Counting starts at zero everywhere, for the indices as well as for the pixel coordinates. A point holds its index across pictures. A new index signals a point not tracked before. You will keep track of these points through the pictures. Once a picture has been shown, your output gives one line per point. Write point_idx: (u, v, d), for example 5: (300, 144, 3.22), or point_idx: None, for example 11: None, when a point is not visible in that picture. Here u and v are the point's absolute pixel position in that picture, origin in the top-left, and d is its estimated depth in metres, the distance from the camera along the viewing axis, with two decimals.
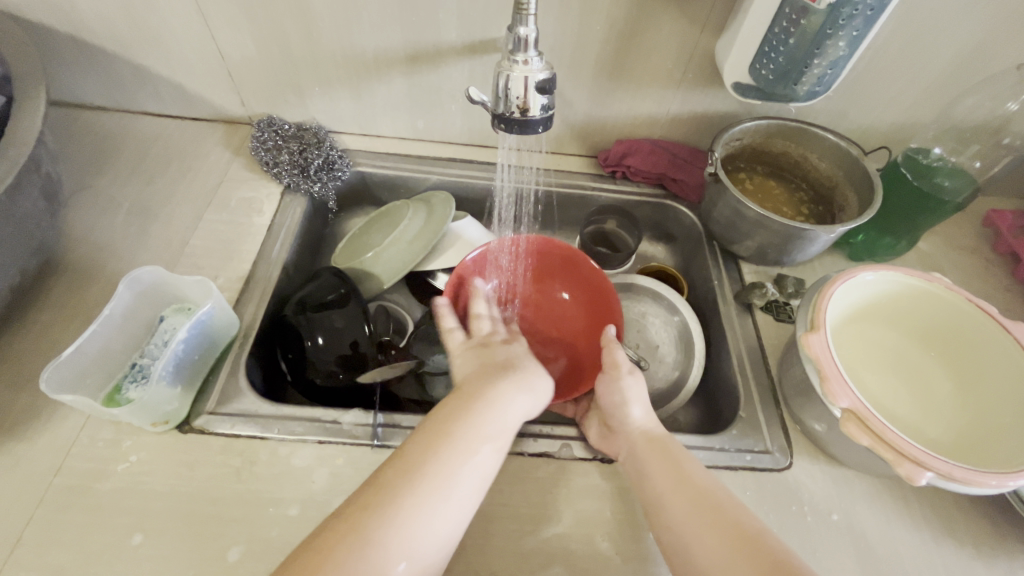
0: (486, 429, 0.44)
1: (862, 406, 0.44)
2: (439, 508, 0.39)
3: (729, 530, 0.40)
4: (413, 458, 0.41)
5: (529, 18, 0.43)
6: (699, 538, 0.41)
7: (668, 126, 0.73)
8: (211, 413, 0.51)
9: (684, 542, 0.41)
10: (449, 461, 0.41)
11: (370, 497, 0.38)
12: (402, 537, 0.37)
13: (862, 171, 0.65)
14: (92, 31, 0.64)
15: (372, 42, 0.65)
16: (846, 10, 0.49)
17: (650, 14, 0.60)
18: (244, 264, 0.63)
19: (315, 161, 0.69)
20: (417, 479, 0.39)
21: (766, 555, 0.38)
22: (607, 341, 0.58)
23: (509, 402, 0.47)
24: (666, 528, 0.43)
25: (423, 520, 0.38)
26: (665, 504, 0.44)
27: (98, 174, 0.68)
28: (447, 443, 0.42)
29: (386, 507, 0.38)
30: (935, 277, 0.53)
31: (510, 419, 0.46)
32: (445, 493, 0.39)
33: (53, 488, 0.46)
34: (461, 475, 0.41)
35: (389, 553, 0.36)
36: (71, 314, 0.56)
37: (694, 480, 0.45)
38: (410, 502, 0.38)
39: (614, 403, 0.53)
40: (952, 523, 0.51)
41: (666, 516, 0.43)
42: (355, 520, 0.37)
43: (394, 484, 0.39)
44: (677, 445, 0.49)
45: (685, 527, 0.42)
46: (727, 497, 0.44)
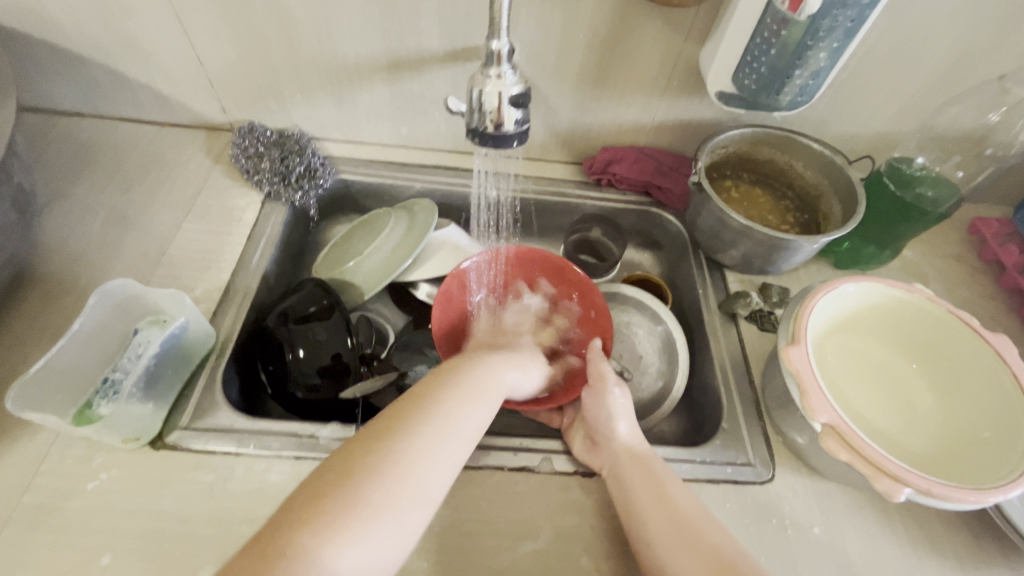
0: (483, 385, 0.47)
1: (842, 420, 0.44)
2: (446, 445, 0.40)
3: (706, 553, 0.40)
4: (420, 401, 0.43)
5: (502, 32, 0.42)
6: (678, 560, 0.40)
7: (653, 133, 0.73)
8: (185, 428, 0.50)
9: (662, 565, 0.41)
10: (450, 405, 0.43)
11: (384, 432, 0.39)
12: (414, 467, 0.38)
13: (847, 180, 0.64)
14: (68, 36, 0.63)
15: (353, 49, 0.64)
16: (826, 22, 0.48)
17: (633, 23, 0.60)
18: (222, 274, 0.62)
19: (296, 169, 0.69)
20: (426, 418, 0.41)
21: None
22: (595, 356, 0.58)
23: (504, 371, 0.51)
24: (648, 548, 0.42)
25: (435, 453, 0.39)
26: (645, 523, 0.43)
27: (75, 182, 0.67)
28: (451, 392, 0.44)
29: (400, 439, 0.39)
30: (916, 288, 0.53)
31: (505, 382, 0.50)
32: (452, 435, 0.41)
33: (20, 507, 0.45)
34: (465, 419, 0.43)
35: (404, 473, 0.37)
36: (43, 326, 0.55)
37: (673, 498, 0.45)
38: (423, 438, 0.39)
39: (598, 414, 0.53)
40: (934, 537, 0.50)
41: (647, 536, 0.43)
42: (370, 450, 0.38)
43: (403, 423, 0.40)
44: (658, 461, 0.49)
45: (666, 550, 0.41)
46: (705, 518, 0.43)
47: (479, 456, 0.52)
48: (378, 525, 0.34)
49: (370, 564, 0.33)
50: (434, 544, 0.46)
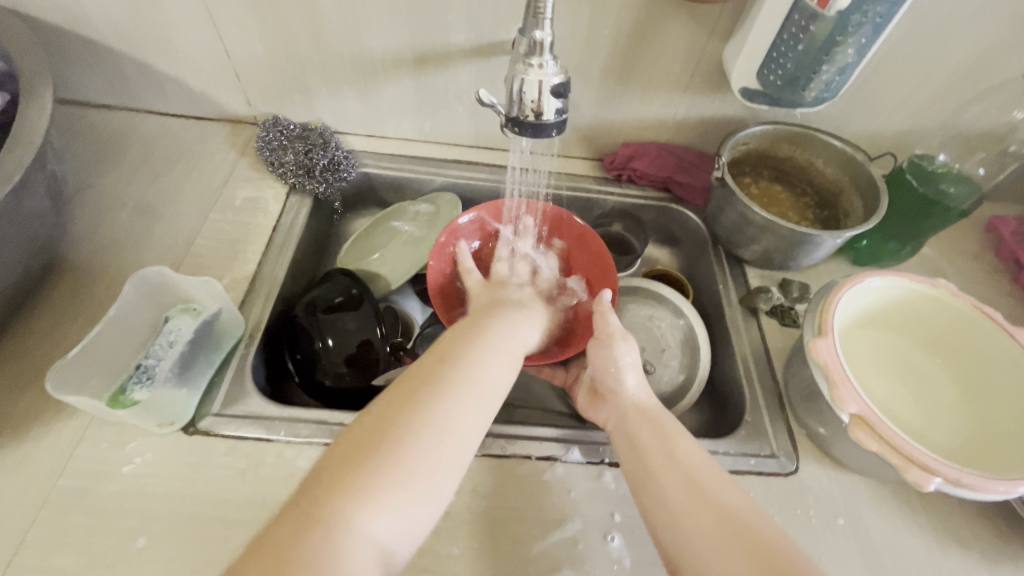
0: (504, 346, 0.47)
1: (870, 411, 0.44)
2: (472, 408, 0.40)
3: (719, 511, 0.38)
4: (439, 364, 0.42)
5: (545, 22, 0.43)
6: (687, 516, 0.39)
7: (674, 130, 0.73)
8: (216, 415, 0.51)
9: (673, 518, 0.39)
10: (475, 367, 0.43)
11: (405, 396, 0.39)
12: (442, 430, 0.38)
13: (868, 177, 0.65)
14: (99, 29, 0.64)
15: (380, 44, 0.65)
16: (855, 17, 0.49)
17: (659, 19, 0.60)
18: (249, 264, 0.62)
19: (320, 162, 0.69)
20: (445, 381, 0.41)
21: (752, 540, 0.36)
22: (598, 307, 0.55)
23: (521, 330, 0.51)
24: (656, 504, 0.41)
25: (463, 416, 0.39)
26: (654, 478, 0.42)
27: (104, 172, 0.68)
28: (470, 354, 0.44)
29: (423, 404, 0.39)
30: (940, 283, 0.54)
31: (524, 338, 0.51)
32: (476, 397, 0.41)
33: (56, 490, 0.46)
34: (488, 381, 0.42)
35: (429, 437, 0.37)
36: (75, 313, 0.56)
37: (681, 458, 0.43)
38: (445, 402, 0.39)
39: (606, 370, 0.52)
40: (958, 530, 0.51)
41: (659, 489, 0.42)
42: (393, 415, 0.38)
43: (429, 385, 0.40)
44: (665, 415, 0.48)
45: (675, 502, 0.40)
46: (720, 481, 0.41)
47: (507, 445, 0.52)
48: (410, 491, 0.35)
49: (400, 527, 0.34)
50: (465, 530, 0.47)
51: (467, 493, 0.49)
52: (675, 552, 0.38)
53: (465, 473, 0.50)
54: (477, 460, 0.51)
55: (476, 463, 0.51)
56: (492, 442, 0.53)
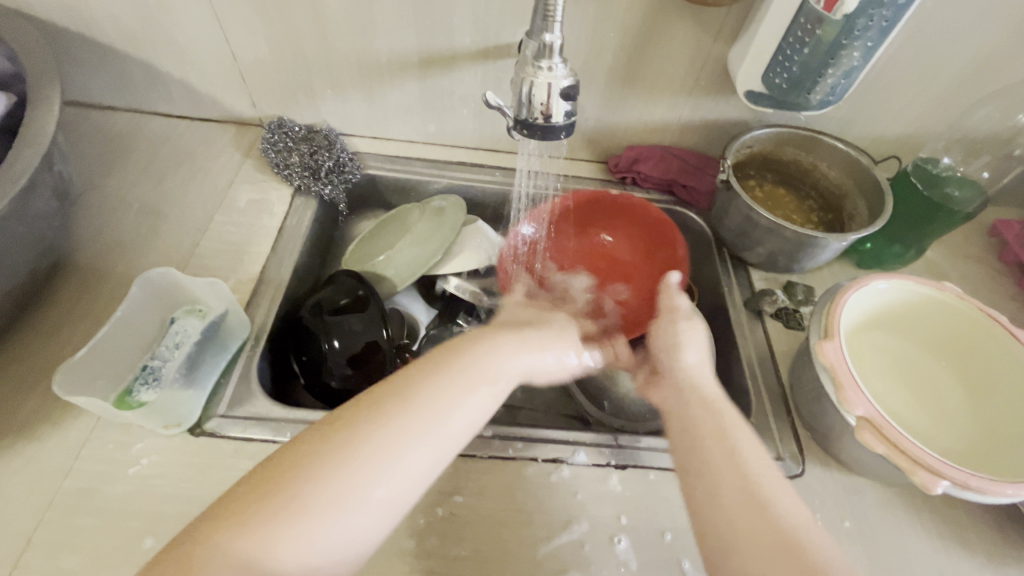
0: (478, 374, 0.41)
1: (878, 414, 0.45)
2: (415, 444, 0.36)
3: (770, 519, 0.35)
4: (405, 386, 0.38)
5: (555, 25, 0.43)
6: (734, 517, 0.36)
7: (678, 134, 0.74)
8: (222, 416, 0.51)
9: (725, 519, 0.36)
10: (433, 396, 0.38)
11: (345, 423, 0.36)
12: (373, 465, 0.34)
13: (873, 180, 0.65)
14: (106, 31, 0.64)
15: (386, 46, 0.65)
16: (861, 21, 0.49)
17: (664, 22, 0.61)
18: (254, 265, 0.62)
19: (325, 163, 0.69)
20: (399, 409, 0.37)
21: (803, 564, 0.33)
22: (665, 285, 0.57)
23: (512, 353, 0.44)
24: (707, 499, 0.38)
25: (400, 451, 0.35)
26: (709, 473, 0.38)
27: (109, 173, 0.68)
28: (435, 380, 0.39)
29: (361, 431, 0.35)
30: (946, 286, 0.54)
31: (511, 365, 0.43)
32: (424, 431, 0.36)
33: (62, 491, 0.46)
34: (444, 415, 0.37)
35: (356, 472, 0.34)
36: (80, 314, 0.56)
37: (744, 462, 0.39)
38: (382, 432, 0.35)
39: (666, 344, 0.52)
40: (964, 533, 0.51)
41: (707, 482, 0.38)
42: (334, 440, 0.35)
43: (376, 410, 0.36)
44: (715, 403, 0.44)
45: (729, 502, 0.37)
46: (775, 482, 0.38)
47: (513, 447, 0.52)
48: (321, 527, 0.32)
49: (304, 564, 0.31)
50: (473, 533, 0.47)
51: (474, 495, 0.49)
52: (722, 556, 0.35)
53: (472, 476, 0.50)
54: (484, 462, 0.51)
55: (483, 465, 0.51)
56: (499, 443, 0.53)
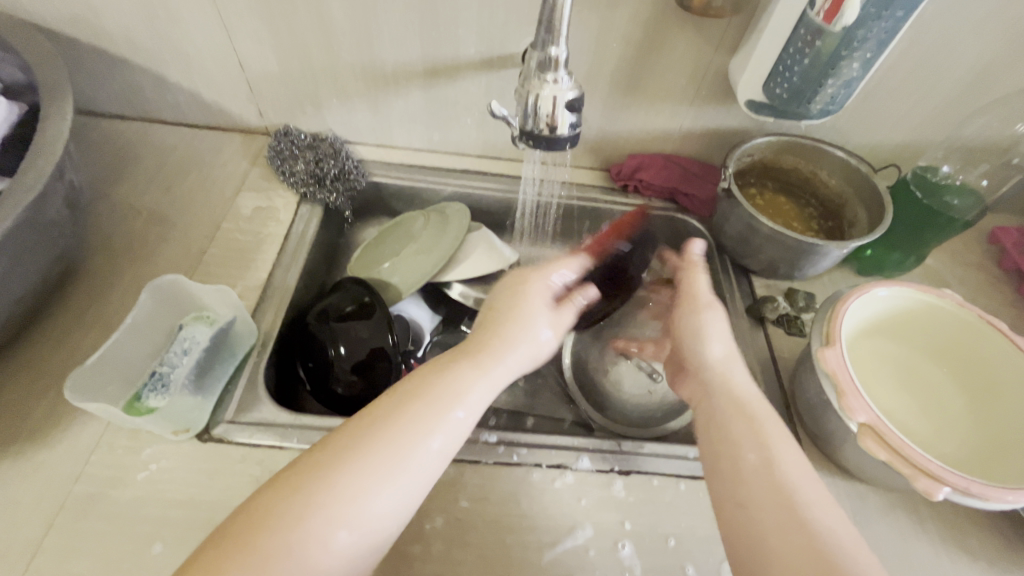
0: (444, 407, 0.40)
1: (880, 420, 0.45)
2: (379, 486, 0.36)
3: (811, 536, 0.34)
4: (350, 443, 0.37)
5: (560, 40, 0.44)
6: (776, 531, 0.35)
7: (680, 142, 0.74)
8: (229, 422, 0.51)
9: (750, 523, 0.36)
10: (397, 434, 0.38)
11: (309, 468, 0.36)
12: (335, 509, 0.35)
13: (872, 188, 0.66)
14: (117, 42, 0.65)
15: (392, 56, 0.66)
16: (861, 33, 0.50)
17: (666, 33, 0.61)
18: (261, 272, 0.63)
19: (331, 171, 0.70)
20: (344, 470, 0.36)
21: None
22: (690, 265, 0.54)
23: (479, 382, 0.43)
24: (739, 505, 0.38)
25: (363, 495, 0.36)
26: (742, 481, 0.38)
27: (118, 181, 0.69)
28: (399, 417, 0.39)
29: (325, 477, 0.36)
30: (946, 293, 0.54)
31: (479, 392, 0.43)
32: (386, 471, 0.37)
33: (72, 496, 0.46)
34: (409, 455, 0.38)
35: (319, 518, 0.34)
36: (90, 320, 0.56)
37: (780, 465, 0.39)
38: (344, 476, 0.36)
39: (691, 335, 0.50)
40: (967, 539, 0.51)
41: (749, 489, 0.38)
42: (274, 510, 0.34)
43: (337, 454, 0.37)
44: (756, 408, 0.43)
45: (758, 508, 0.37)
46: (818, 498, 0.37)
47: (517, 453, 0.53)
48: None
49: None
50: (478, 539, 0.47)
51: (479, 500, 0.50)
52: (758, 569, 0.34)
53: (477, 481, 0.51)
54: (489, 468, 0.52)
55: (488, 470, 0.52)
56: (503, 449, 0.53)
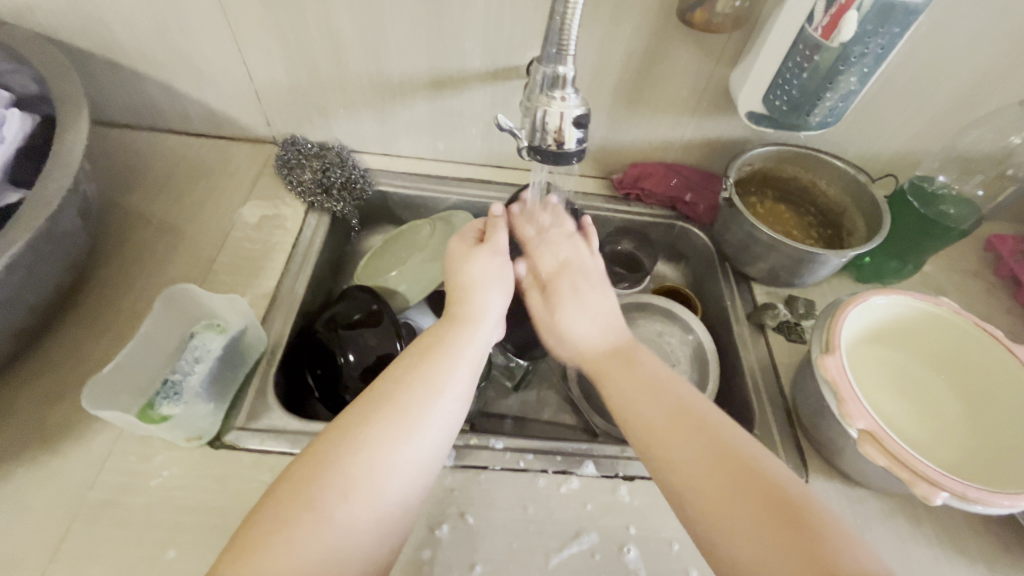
0: (448, 362, 0.45)
1: (879, 427, 0.46)
2: (405, 435, 0.40)
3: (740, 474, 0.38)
4: (371, 406, 0.41)
5: (569, 58, 0.45)
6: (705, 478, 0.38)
7: (681, 151, 0.76)
8: (241, 429, 0.52)
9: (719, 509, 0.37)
10: (411, 389, 0.42)
11: (335, 435, 0.39)
12: (366, 463, 0.38)
13: (870, 197, 0.67)
14: (128, 54, 0.66)
15: (398, 68, 0.67)
16: (858, 48, 0.52)
17: (667, 46, 0.63)
18: (269, 281, 0.64)
19: (338, 180, 0.71)
20: (369, 430, 0.39)
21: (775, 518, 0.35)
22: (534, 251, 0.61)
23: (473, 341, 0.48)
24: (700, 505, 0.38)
25: (391, 447, 0.39)
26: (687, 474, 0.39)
27: (128, 190, 0.70)
28: (410, 376, 0.43)
29: (352, 438, 0.39)
30: (942, 301, 0.56)
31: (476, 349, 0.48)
32: (408, 422, 0.40)
33: (87, 503, 0.47)
34: (426, 405, 0.42)
35: (351, 474, 0.37)
36: (102, 329, 0.57)
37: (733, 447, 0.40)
38: (372, 431, 0.39)
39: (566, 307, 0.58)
40: (964, 543, 0.52)
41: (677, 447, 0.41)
42: (310, 478, 0.37)
43: (360, 417, 0.40)
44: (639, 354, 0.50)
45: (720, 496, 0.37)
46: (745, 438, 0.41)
47: (522, 459, 0.54)
48: (328, 526, 0.35)
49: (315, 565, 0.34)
50: (485, 543, 0.48)
51: (486, 505, 0.51)
52: (713, 540, 0.36)
53: (484, 486, 0.52)
54: (496, 474, 0.53)
55: (495, 476, 0.53)
56: (509, 455, 0.54)
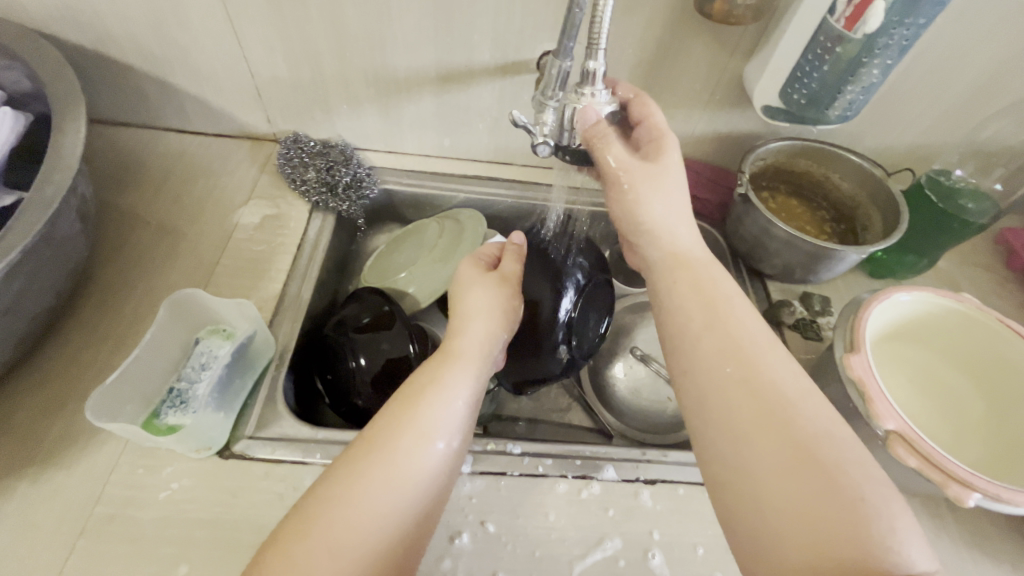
0: (441, 406, 0.43)
1: (908, 427, 0.45)
2: (396, 486, 0.38)
3: (756, 393, 0.37)
4: (358, 458, 0.39)
5: (602, 51, 0.44)
6: (721, 397, 0.38)
7: (693, 145, 0.74)
8: (250, 437, 0.51)
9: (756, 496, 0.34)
10: (402, 435, 0.40)
11: (329, 485, 0.38)
12: (360, 512, 0.36)
13: (887, 191, 0.66)
14: (123, 49, 0.64)
15: (405, 63, 0.65)
16: (882, 40, 0.50)
17: (682, 39, 0.61)
18: (275, 283, 0.62)
19: (344, 179, 0.69)
20: (360, 481, 0.38)
21: (791, 436, 0.35)
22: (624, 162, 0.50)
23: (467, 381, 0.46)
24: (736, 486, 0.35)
25: (384, 496, 0.37)
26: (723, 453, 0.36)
27: (125, 191, 0.68)
28: (400, 420, 0.41)
29: (345, 488, 0.37)
30: (964, 297, 0.55)
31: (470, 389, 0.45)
32: (398, 471, 0.39)
33: (93, 518, 0.45)
34: (418, 456, 0.40)
35: (344, 526, 0.36)
36: (103, 336, 0.55)
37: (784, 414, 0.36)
38: (363, 480, 0.38)
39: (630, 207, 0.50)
40: (988, 541, 0.52)
41: (691, 379, 0.40)
42: (305, 525, 0.36)
43: (352, 465, 0.39)
44: (701, 269, 0.46)
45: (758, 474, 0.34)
46: (766, 348, 0.40)
47: (541, 464, 0.53)
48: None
49: None
50: (507, 552, 0.47)
51: (507, 513, 0.49)
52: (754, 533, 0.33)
53: (502, 493, 0.51)
54: (516, 480, 0.51)
55: (514, 482, 0.51)
56: (527, 460, 0.53)
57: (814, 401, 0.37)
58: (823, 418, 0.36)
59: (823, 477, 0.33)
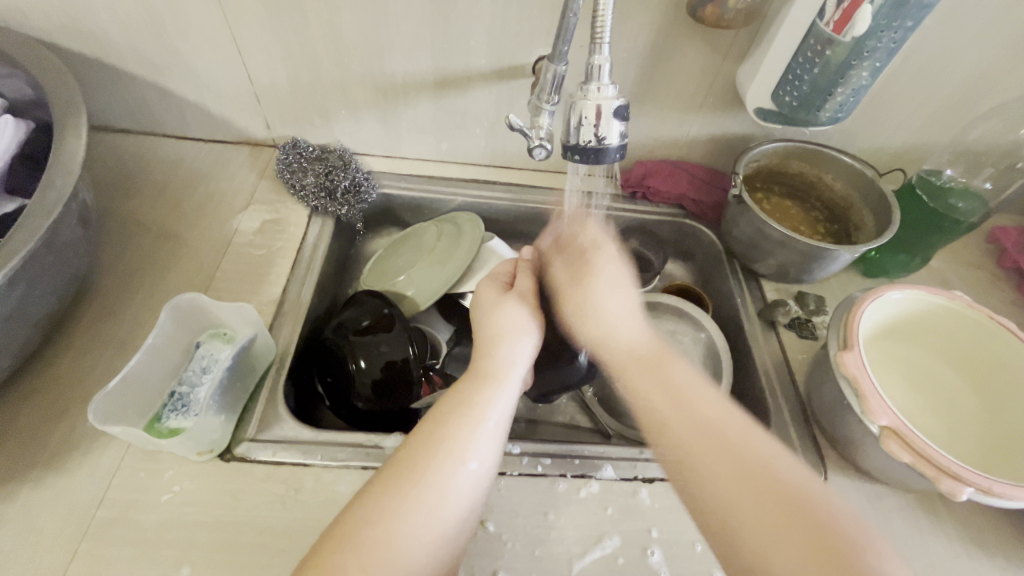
0: (474, 432, 0.43)
1: (901, 423, 0.46)
2: (428, 513, 0.38)
3: (735, 451, 0.40)
4: (389, 490, 0.39)
5: (604, 47, 0.46)
6: (703, 456, 0.40)
7: (687, 148, 0.75)
8: (251, 440, 0.51)
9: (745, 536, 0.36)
10: (434, 461, 0.41)
11: (361, 509, 0.38)
12: (390, 534, 0.37)
13: (878, 191, 0.67)
14: (123, 56, 0.65)
15: (402, 68, 0.66)
16: (871, 43, 0.51)
17: (675, 43, 0.62)
18: (275, 287, 0.62)
19: (342, 183, 0.69)
20: (390, 505, 0.38)
21: (777, 485, 0.37)
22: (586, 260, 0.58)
23: (499, 403, 0.46)
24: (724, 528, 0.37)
25: (416, 522, 0.38)
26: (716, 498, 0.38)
27: (125, 196, 0.68)
28: (432, 446, 0.42)
29: (377, 512, 0.38)
30: (955, 295, 0.56)
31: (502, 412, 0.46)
32: (431, 497, 0.39)
33: (96, 521, 0.45)
34: (450, 482, 0.40)
35: (375, 548, 0.36)
36: (104, 341, 0.55)
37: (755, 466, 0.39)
38: (396, 506, 0.38)
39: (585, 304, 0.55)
40: (983, 536, 0.52)
41: (682, 430, 0.42)
42: (335, 545, 0.36)
43: (385, 490, 0.39)
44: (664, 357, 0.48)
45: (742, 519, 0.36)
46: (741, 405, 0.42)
47: (540, 464, 0.53)
48: None
49: None
50: (507, 552, 0.47)
51: (507, 512, 0.50)
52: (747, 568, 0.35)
53: (502, 493, 0.51)
54: (515, 480, 0.52)
55: (514, 481, 0.52)
56: (526, 459, 0.53)
57: (784, 455, 0.40)
58: (797, 467, 0.39)
59: (814, 520, 0.35)
